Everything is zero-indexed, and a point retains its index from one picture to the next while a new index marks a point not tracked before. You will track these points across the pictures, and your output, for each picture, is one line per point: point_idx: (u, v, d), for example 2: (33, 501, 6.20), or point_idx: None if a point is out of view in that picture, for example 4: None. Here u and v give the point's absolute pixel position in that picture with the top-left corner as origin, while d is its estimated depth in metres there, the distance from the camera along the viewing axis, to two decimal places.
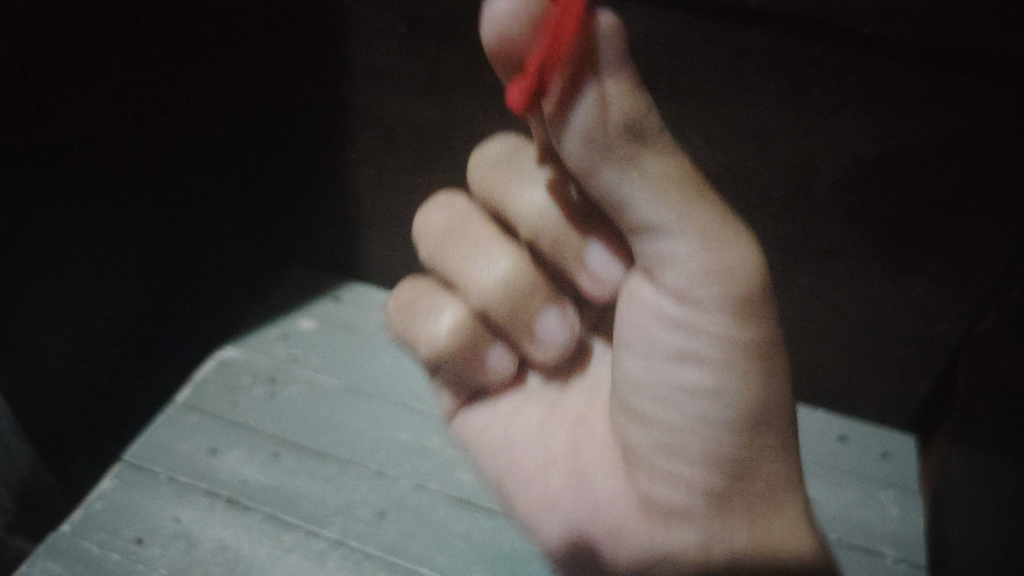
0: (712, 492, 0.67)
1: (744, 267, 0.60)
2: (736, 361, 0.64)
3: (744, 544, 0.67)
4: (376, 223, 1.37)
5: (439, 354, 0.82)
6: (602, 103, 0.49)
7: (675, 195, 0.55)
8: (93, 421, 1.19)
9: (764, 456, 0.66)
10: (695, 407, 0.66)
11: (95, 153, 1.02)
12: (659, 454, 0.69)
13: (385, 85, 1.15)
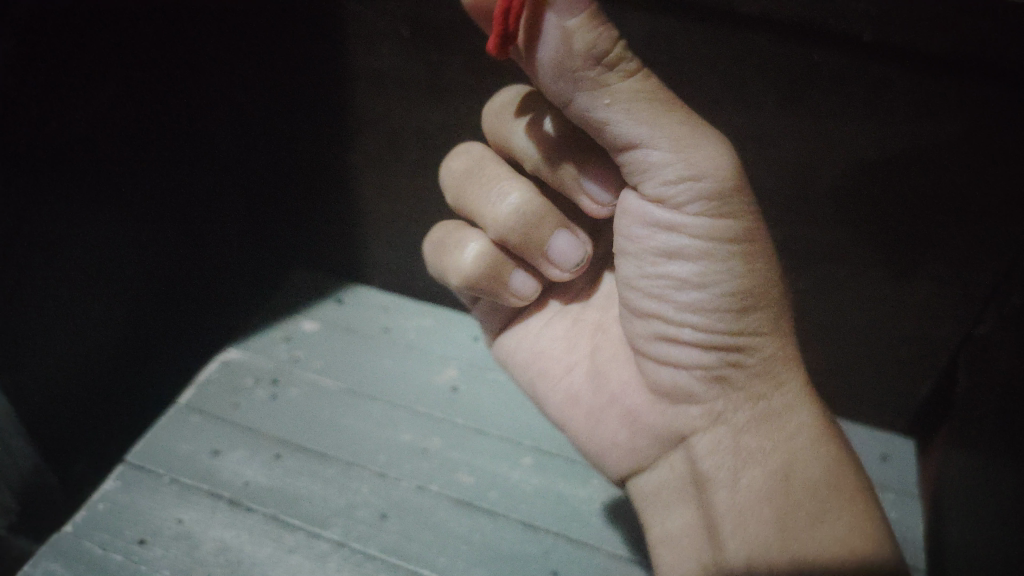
0: (710, 365, 0.81)
1: (718, 167, 0.69)
2: (717, 252, 0.75)
3: (746, 414, 0.81)
4: (379, 222, 1.39)
5: (461, 280, 0.88)
6: (566, 34, 0.58)
7: (647, 109, 0.63)
8: (95, 422, 1.20)
9: (756, 335, 0.78)
10: (688, 296, 0.78)
11: (97, 157, 1.02)
12: (662, 340, 0.83)
13: (386, 87, 1.17)
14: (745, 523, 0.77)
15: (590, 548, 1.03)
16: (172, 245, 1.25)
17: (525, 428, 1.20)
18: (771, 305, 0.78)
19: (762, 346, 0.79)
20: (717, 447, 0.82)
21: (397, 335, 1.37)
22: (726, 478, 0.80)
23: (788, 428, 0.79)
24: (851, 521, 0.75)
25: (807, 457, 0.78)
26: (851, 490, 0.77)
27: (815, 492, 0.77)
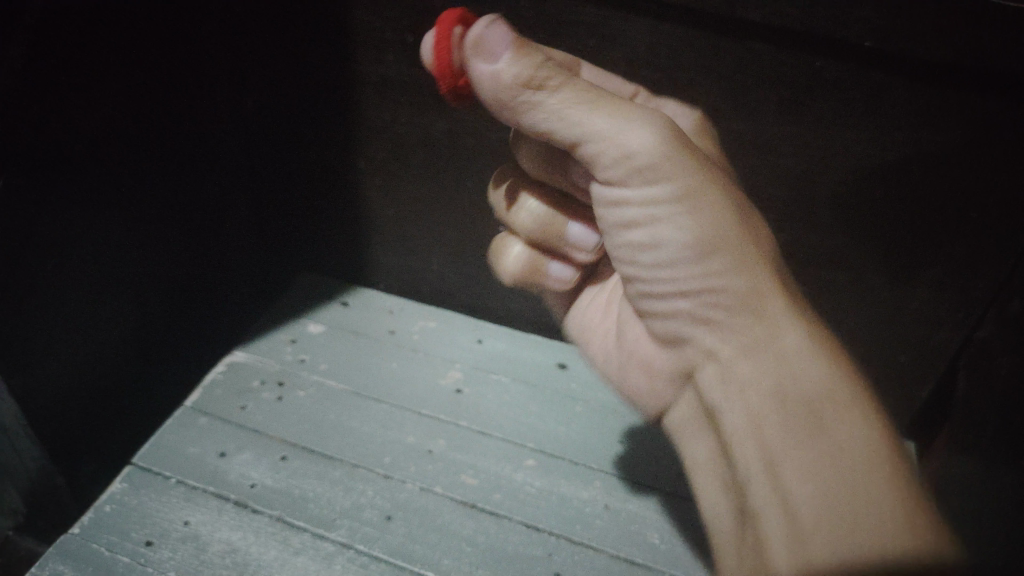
0: (698, 314, 0.76)
1: (649, 143, 0.69)
2: (667, 204, 0.71)
3: (733, 354, 0.73)
4: (385, 226, 1.41)
5: (508, 280, 0.91)
6: (496, 73, 0.66)
7: (579, 110, 0.69)
8: (104, 426, 1.21)
9: (718, 273, 0.71)
10: (659, 253, 0.74)
11: (105, 162, 1.03)
12: (655, 300, 0.79)
13: (394, 92, 1.19)
14: (748, 455, 0.70)
15: (593, 550, 1.03)
16: (178, 248, 1.25)
17: (528, 430, 1.21)
18: (723, 241, 0.71)
19: (726, 283, 0.71)
20: (714, 384, 0.76)
21: (402, 338, 1.38)
22: (730, 411, 0.73)
23: (774, 351, 0.69)
24: (855, 434, 0.62)
25: (799, 378, 0.67)
26: (858, 400, 0.64)
27: (812, 410, 0.65)
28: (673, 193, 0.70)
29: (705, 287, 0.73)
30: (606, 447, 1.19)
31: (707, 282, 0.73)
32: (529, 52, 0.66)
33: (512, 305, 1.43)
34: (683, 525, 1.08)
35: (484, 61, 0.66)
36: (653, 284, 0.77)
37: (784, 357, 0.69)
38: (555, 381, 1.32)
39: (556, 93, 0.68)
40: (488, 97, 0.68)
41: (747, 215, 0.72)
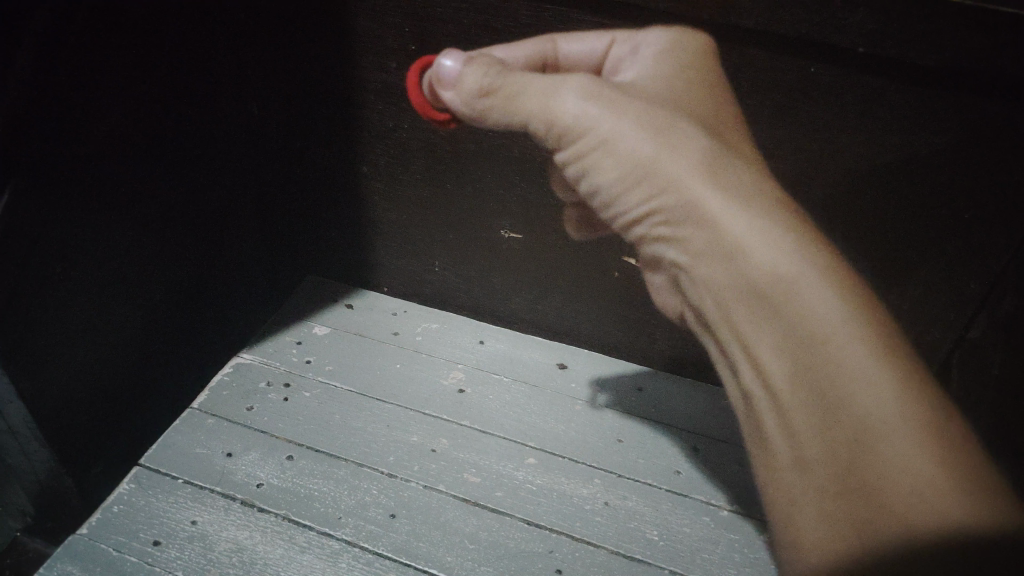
0: (669, 232, 0.91)
1: (577, 105, 0.86)
2: (606, 144, 0.86)
3: (699, 255, 0.88)
4: (389, 230, 1.43)
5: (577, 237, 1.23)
6: (459, 83, 0.89)
7: (510, 97, 0.88)
8: (119, 428, 1.23)
9: (661, 198, 0.87)
10: (621, 187, 0.91)
11: (110, 169, 1.05)
12: (636, 228, 0.96)
13: (395, 99, 1.21)
14: (744, 347, 0.87)
15: (593, 546, 1.05)
16: (185, 252, 1.27)
17: (529, 429, 1.24)
18: (660, 173, 0.85)
19: (666, 203, 0.87)
20: (695, 289, 0.92)
21: (405, 340, 1.41)
22: (712, 306, 0.90)
23: (724, 250, 0.84)
24: (826, 307, 0.77)
25: (748, 275, 0.82)
26: (814, 273, 0.79)
27: (772, 297, 0.81)
28: (609, 141, 0.86)
29: (668, 213, 0.88)
30: (605, 445, 1.22)
31: (659, 206, 0.89)
32: (475, 66, 0.88)
33: (512, 307, 1.45)
34: (681, 521, 1.10)
35: (445, 87, 0.91)
36: (629, 211, 0.94)
37: (737, 258, 0.83)
38: (556, 380, 1.34)
39: (505, 93, 0.87)
40: (462, 116, 0.92)
41: (678, 130, 0.85)
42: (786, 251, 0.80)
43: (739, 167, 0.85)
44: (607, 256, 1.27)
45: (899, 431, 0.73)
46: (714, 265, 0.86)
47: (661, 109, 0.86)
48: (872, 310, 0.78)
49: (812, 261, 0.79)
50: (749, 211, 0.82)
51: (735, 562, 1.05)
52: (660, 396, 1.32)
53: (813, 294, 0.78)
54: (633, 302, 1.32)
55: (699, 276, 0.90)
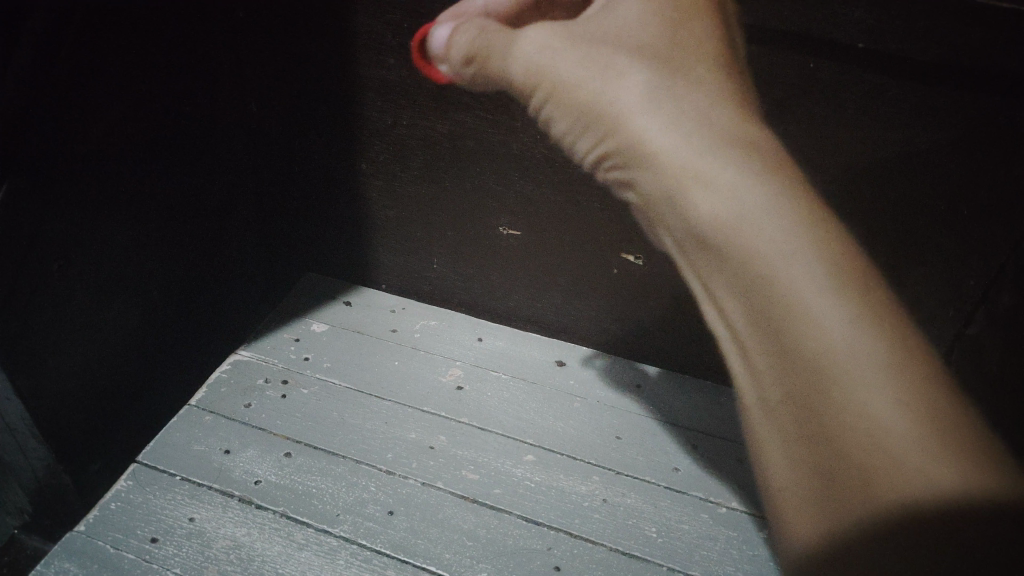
0: (629, 177, 0.99)
1: (532, 47, 0.97)
2: (554, 87, 0.99)
3: (644, 186, 0.96)
4: (386, 228, 1.43)
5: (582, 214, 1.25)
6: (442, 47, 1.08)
7: (480, 54, 1.02)
8: (118, 425, 1.23)
9: (612, 140, 0.98)
10: (583, 132, 1.02)
11: (112, 165, 1.05)
12: (613, 174, 1.04)
13: (393, 96, 1.21)
14: (713, 274, 0.93)
15: (592, 543, 1.05)
16: (182, 249, 1.27)
17: (528, 426, 1.24)
18: (612, 109, 0.93)
19: (618, 143, 0.96)
20: (660, 219, 1.00)
21: (403, 337, 1.40)
22: (672, 232, 0.97)
23: (655, 176, 0.92)
24: (767, 233, 0.81)
25: (695, 205, 0.88)
26: (738, 180, 0.84)
27: (727, 220, 0.84)
28: (560, 86, 0.97)
29: (626, 150, 0.96)
30: (603, 442, 1.22)
31: (613, 146, 0.98)
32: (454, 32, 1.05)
33: (510, 305, 1.44)
34: (679, 518, 1.10)
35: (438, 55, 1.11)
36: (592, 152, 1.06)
37: (684, 185, 0.88)
38: (553, 377, 1.34)
39: (482, 58, 1.02)
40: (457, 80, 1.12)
41: (614, 62, 0.93)
42: (736, 180, 0.83)
43: (675, 92, 0.90)
44: (606, 252, 1.27)
45: (843, 353, 0.75)
46: (660, 203, 0.96)
47: (605, 46, 0.94)
48: (827, 235, 0.81)
49: (755, 181, 0.83)
50: (688, 136, 0.88)
51: (732, 559, 1.05)
52: (659, 393, 1.32)
53: (765, 228, 0.82)
54: (632, 299, 1.32)
55: (659, 215, 1.00)
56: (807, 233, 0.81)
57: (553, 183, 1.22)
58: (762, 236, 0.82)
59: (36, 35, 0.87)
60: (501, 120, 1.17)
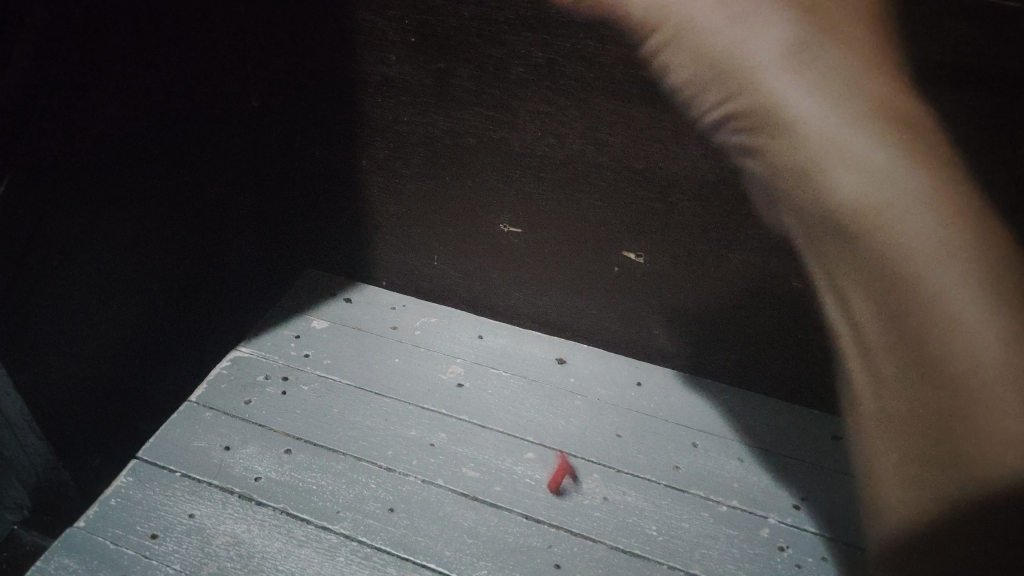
0: (746, 141, 1.00)
1: None
2: (681, 28, 0.97)
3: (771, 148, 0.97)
4: (386, 226, 1.42)
5: (581, 216, 1.24)
6: None
7: None
8: (121, 419, 1.23)
9: (737, 97, 0.96)
10: (702, 90, 1.00)
11: (114, 161, 1.05)
12: (736, 138, 1.01)
13: (396, 93, 1.22)
14: (856, 269, 0.95)
15: (593, 541, 1.05)
16: (185, 246, 1.27)
17: (529, 423, 1.24)
18: (745, 61, 0.93)
19: (752, 103, 0.94)
20: (789, 199, 1.01)
21: (404, 334, 1.40)
22: (798, 206, 1.00)
23: (790, 145, 0.94)
24: (925, 230, 0.85)
25: (833, 187, 0.91)
26: (902, 154, 0.86)
27: (886, 200, 0.87)
28: (685, 30, 0.96)
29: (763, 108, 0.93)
30: (603, 440, 1.22)
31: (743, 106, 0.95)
32: None
33: (510, 304, 1.43)
34: (679, 517, 1.10)
35: None
36: (706, 118, 1.03)
37: (835, 158, 0.90)
38: (554, 375, 1.34)
39: None
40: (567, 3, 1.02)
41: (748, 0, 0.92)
42: (884, 168, 0.87)
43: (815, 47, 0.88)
44: (608, 250, 1.27)
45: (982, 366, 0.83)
46: (801, 179, 0.96)
47: None
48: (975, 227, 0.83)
49: (915, 166, 0.85)
50: (832, 105, 0.88)
51: (732, 557, 1.05)
52: (660, 392, 1.32)
53: (913, 217, 0.86)
54: (634, 297, 1.31)
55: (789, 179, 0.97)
56: (970, 235, 0.83)
57: (555, 180, 1.22)
58: (910, 231, 0.87)
59: (37, 33, 0.87)
60: (503, 116, 1.18)
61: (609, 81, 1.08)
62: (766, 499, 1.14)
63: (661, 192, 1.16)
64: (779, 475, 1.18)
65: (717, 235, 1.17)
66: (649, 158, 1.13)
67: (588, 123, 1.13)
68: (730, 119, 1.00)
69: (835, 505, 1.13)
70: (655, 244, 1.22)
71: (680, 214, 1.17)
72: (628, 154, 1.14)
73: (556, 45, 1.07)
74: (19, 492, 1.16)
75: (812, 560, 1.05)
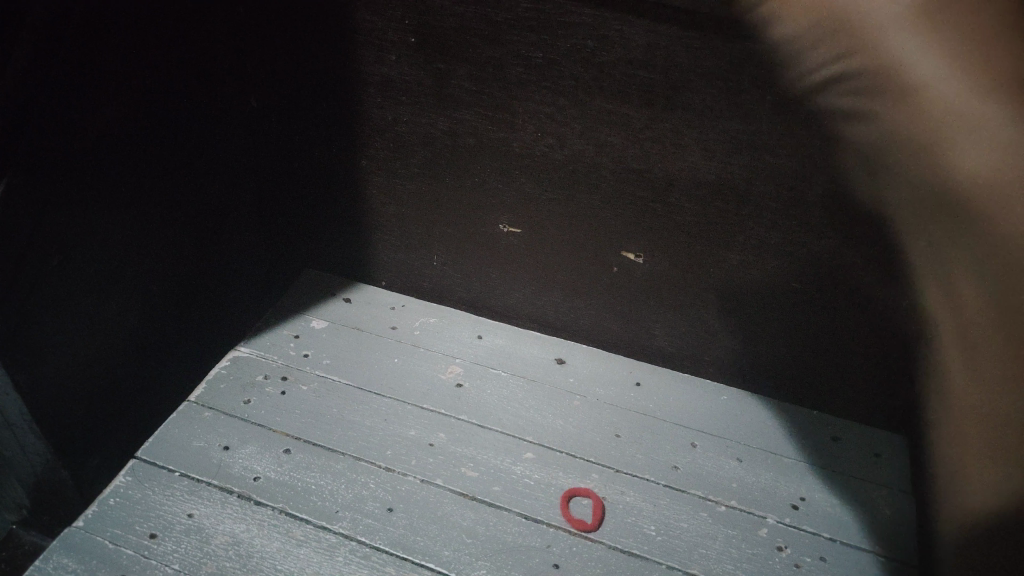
0: (855, 104, 0.88)
1: None
2: None
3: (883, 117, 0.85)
4: (385, 226, 1.42)
5: (581, 217, 1.24)
6: None
7: None
8: (120, 418, 1.23)
9: (852, 54, 0.85)
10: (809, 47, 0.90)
11: (114, 160, 1.05)
12: (843, 103, 0.90)
13: (396, 94, 1.22)
14: (952, 259, 0.84)
15: (591, 541, 1.05)
16: (184, 245, 1.27)
17: (528, 423, 1.24)
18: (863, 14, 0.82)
19: (863, 66, 0.84)
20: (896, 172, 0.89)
21: (403, 334, 1.40)
22: (898, 184, 0.89)
23: (911, 110, 0.80)
24: None
25: (952, 165, 0.79)
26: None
27: (1005, 189, 0.74)
28: None
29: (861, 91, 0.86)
30: (603, 440, 1.22)
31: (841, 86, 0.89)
32: None
33: (509, 304, 1.43)
34: (678, 517, 1.10)
35: None
36: (813, 77, 0.92)
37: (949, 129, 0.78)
38: (553, 375, 1.34)
39: None
40: None
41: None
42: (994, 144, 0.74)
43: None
44: (607, 251, 1.27)
45: None
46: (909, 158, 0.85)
47: None
48: None
49: None
50: (953, 68, 0.76)
51: (731, 557, 1.05)
52: (659, 393, 1.32)
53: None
54: (633, 298, 1.31)
55: (887, 162, 0.90)
56: None
57: (554, 181, 1.22)
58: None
59: (36, 32, 0.89)
60: (503, 116, 1.18)
61: (608, 81, 1.08)
62: (766, 499, 1.14)
63: (660, 193, 1.16)
64: (777, 476, 1.18)
65: (716, 235, 1.17)
66: (648, 159, 1.13)
67: (587, 124, 1.13)
68: (829, 96, 0.92)
69: (833, 506, 1.13)
70: (654, 244, 1.23)
71: (680, 215, 1.17)
72: (627, 154, 1.14)
73: (556, 46, 1.07)
74: (18, 491, 1.17)
75: (811, 560, 1.05)
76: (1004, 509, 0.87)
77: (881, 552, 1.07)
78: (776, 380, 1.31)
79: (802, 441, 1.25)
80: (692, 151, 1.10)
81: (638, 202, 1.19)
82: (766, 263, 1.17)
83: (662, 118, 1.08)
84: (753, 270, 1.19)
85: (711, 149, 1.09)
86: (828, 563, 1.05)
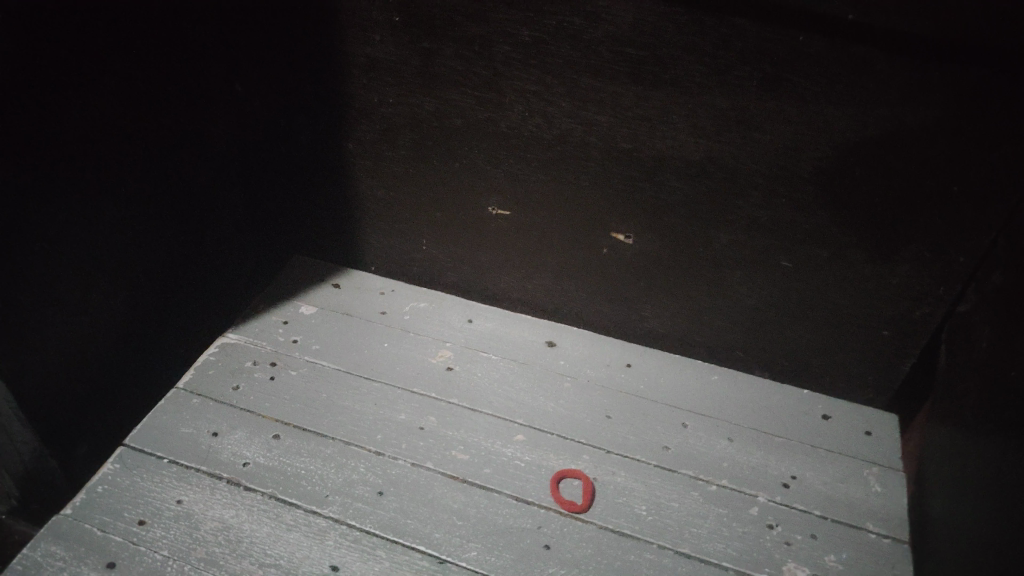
0: None
1: None
2: None
3: None
4: (373, 210, 1.40)
5: (571, 198, 1.24)
6: None
7: None
8: (106, 404, 1.22)
9: None
10: None
11: (96, 143, 1.04)
12: None
13: (380, 74, 1.20)
14: None
15: (582, 521, 1.05)
16: (168, 229, 1.25)
17: (519, 406, 1.23)
18: None
19: None
20: None
21: (392, 318, 1.39)
22: None
23: None
24: None
25: None
26: None
27: None
28: None
29: None
30: (593, 423, 1.22)
31: None
32: None
33: (499, 286, 1.42)
34: (669, 497, 1.10)
35: None
36: None
37: None
38: (543, 358, 1.33)
39: None
40: None
41: None
42: None
43: None
44: (596, 232, 1.26)
45: None
46: None
47: None
48: None
49: None
50: None
51: (722, 536, 1.05)
52: (650, 374, 1.32)
53: None
54: (623, 280, 1.31)
55: None
56: None
57: (542, 162, 1.21)
58: None
59: (7, 10, 0.86)
60: (489, 96, 1.16)
61: (596, 59, 1.07)
62: (756, 477, 1.14)
63: (650, 172, 1.15)
64: (768, 456, 1.18)
65: (707, 216, 1.17)
66: (637, 138, 1.12)
67: (575, 103, 1.12)
68: None
69: (824, 485, 1.14)
70: (644, 226, 1.22)
71: (670, 195, 1.17)
72: (616, 133, 1.13)
73: (542, 24, 1.06)
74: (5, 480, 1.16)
75: (802, 538, 1.06)
76: (992, 485, 0.88)
77: (871, 528, 1.08)
78: (766, 359, 1.31)
79: (792, 420, 1.25)
80: (681, 128, 1.09)
81: (628, 183, 1.18)
82: (756, 241, 1.17)
83: (651, 95, 1.07)
84: (744, 250, 1.18)
85: (701, 128, 1.08)
86: (817, 540, 1.06)
